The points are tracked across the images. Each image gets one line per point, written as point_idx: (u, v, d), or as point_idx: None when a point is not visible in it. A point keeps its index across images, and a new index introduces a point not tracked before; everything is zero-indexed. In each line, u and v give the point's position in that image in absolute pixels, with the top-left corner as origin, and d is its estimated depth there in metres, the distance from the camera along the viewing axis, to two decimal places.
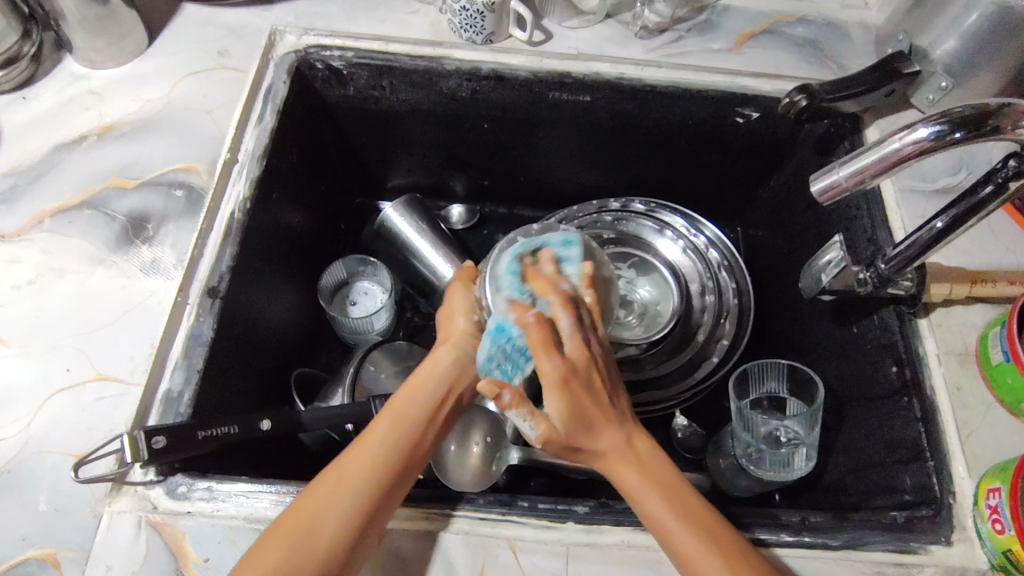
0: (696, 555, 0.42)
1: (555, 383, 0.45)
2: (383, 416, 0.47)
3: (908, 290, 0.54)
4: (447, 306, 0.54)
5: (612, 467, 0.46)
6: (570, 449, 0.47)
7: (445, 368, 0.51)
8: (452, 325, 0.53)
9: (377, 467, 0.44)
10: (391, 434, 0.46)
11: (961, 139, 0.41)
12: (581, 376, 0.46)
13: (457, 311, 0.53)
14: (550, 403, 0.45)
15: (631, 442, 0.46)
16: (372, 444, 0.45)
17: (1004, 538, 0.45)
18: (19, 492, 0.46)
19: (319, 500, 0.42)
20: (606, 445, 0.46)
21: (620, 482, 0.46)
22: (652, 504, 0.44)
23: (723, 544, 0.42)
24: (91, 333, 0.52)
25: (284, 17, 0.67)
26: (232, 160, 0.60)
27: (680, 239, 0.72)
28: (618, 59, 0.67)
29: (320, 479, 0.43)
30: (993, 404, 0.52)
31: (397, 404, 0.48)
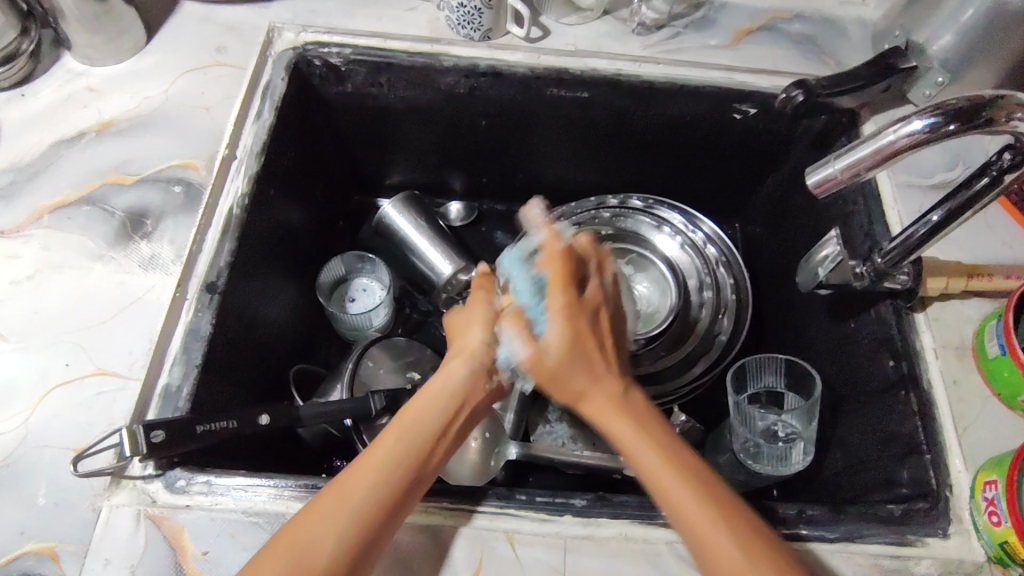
0: (686, 502, 0.41)
1: (561, 309, 0.46)
2: (386, 439, 0.43)
3: (905, 284, 0.54)
4: (467, 313, 0.50)
5: (605, 416, 0.45)
6: (561, 389, 0.46)
7: (456, 387, 0.46)
8: (468, 335, 0.49)
9: (376, 492, 0.41)
10: (393, 463, 0.42)
11: (955, 132, 0.41)
12: (586, 316, 0.47)
13: (476, 322, 0.49)
14: (552, 328, 0.46)
15: (625, 391, 0.46)
16: (373, 474, 0.42)
17: (1000, 530, 0.45)
18: (19, 486, 0.47)
19: (311, 533, 0.39)
20: (599, 392, 0.45)
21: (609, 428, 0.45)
22: (642, 453, 0.43)
23: (713, 492, 0.41)
24: (90, 328, 0.52)
25: (282, 15, 0.68)
26: (230, 156, 0.60)
27: (678, 236, 0.72)
28: (616, 55, 0.67)
29: (313, 509, 0.40)
30: (989, 398, 0.52)
31: (402, 426, 0.44)
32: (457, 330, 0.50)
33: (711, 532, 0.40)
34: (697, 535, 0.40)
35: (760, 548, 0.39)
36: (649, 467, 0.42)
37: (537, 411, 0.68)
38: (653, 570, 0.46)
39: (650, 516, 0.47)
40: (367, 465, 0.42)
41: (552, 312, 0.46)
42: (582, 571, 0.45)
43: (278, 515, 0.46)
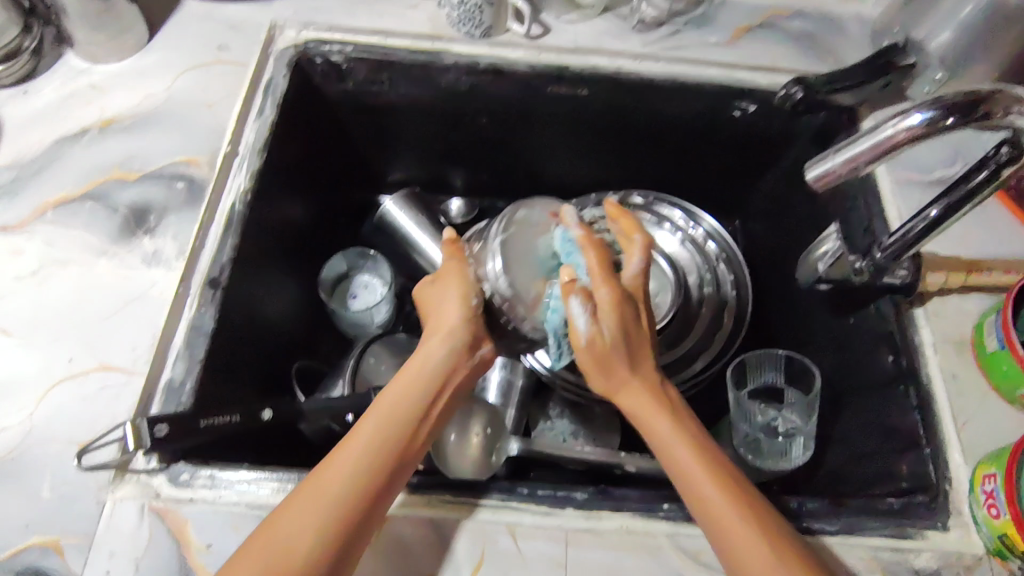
0: (722, 506, 0.42)
1: (615, 298, 0.47)
2: (364, 426, 0.44)
3: (904, 279, 0.54)
4: (443, 287, 0.51)
5: (643, 413, 0.47)
6: (606, 377, 0.48)
7: (431, 366, 0.47)
8: (442, 313, 0.50)
9: (355, 484, 0.41)
10: (372, 449, 0.43)
11: (952, 126, 0.41)
12: (632, 301, 0.49)
13: (452, 297, 0.49)
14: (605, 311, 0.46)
15: (660, 389, 0.48)
16: (350, 461, 0.42)
17: (999, 523, 0.45)
18: (23, 479, 0.47)
19: (291, 524, 0.40)
20: (639, 389, 0.48)
21: (652, 427, 0.47)
22: (682, 454, 0.45)
23: (747, 499, 0.43)
24: (93, 323, 0.52)
25: (284, 12, 0.68)
26: (232, 153, 0.60)
27: (678, 232, 0.72)
28: (616, 52, 0.67)
29: (293, 501, 0.41)
30: (988, 392, 0.52)
31: (379, 411, 0.45)
32: (435, 305, 0.51)
33: (746, 540, 0.41)
34: (730, 542, 0.41)
35: (792, 555, 0.41)
36: (686, 467, 0.44)
37: (539, 407, 0.69)
38: (654, 562, 0.46)
39: (651, 509, 0.48)
40: (346, 454, 0.42)
41: (604, 295, 0.47)
42: (584, 563, 0.46)
43: None
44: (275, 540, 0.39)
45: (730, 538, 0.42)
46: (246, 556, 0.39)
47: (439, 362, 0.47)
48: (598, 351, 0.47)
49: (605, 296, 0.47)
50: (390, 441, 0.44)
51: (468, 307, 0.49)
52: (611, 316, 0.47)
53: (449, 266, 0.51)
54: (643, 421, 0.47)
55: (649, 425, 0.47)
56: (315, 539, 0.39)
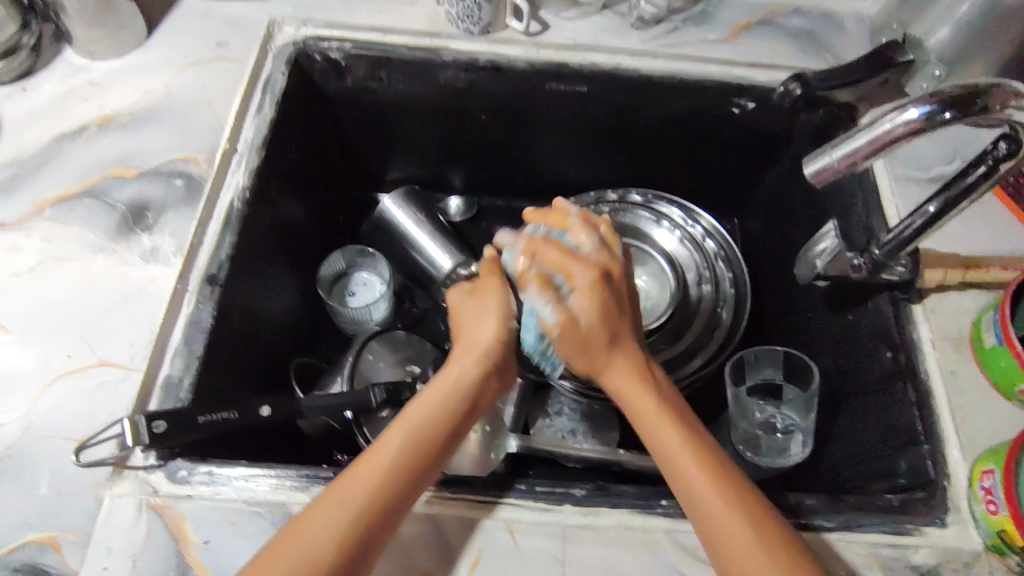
0: (703, 485, 0.43)
1: (584, 282, 0.49)
2: (393, 438, 0.44)
3: (903, 276, 0.55)
4: (482, 304, 0.54)
5: (629, 390, 0.49)
6: (586, 354, 0.50)
7: (462, 380, 0.49)
8: (476, 330, 0.52)
9: (372, 499, 0.41)
10: (400, 459, 0.43)
11: (951, 120, 0.41)
12: (608, 279, 0.51)
13: (488, 317, 0.52)
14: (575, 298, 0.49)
15: (646, 369, 0.50)
16: (379, 469, 0.42)
17: (998, 518, 0.45)
18: (21, 476, 0.47)
19: (316, 524, 0.40)
20: (624, 367, 0.49)
21: (634, 404, 0.48)
22: (667, 434, 0.46)
23: (729, 481, 0.43)
24: (91, 320, 0.52)
25: (283, 10, 0.68)
26: (230, 150, 0.60)
27: (677, 230, 0.73)
28: (615, 49, 0.67)
29: (318, 505, 0.41)
30: (987, 388, 0.52)
31: (409, 423, 0.45)
32: (467, 325, 0.53)
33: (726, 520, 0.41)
34: (709, 521, 0.42)
35: (778, 544, 0.40)
36: (670, 446, 0.45)
37: (540, 404, 0.69)
38: (653, 559, 0.46)
39: (649, 506, 0.48)
40: (365, 471, 0.42)
41: (575, 279, 0.50)
42: (582, 560, 0.46)
43: (279, 505, 0.46)
44: (300, 540, 0.39)
45: (709, 517, 0.42)
46: (269, 558, 0.39)
47: (472, 375, 0.49)
48: (574, 335, 0.49)
49: (579, 281, 0.50)
50: (420, 452, 0.44)
51: (502, 326, 0.52)
52: (581, 300, 0.49)
53: (484, 288, 0.55)
54: (631, 401, 0.48)
55: (636, 407, 0.48)
56: (340, 536, 0.39)
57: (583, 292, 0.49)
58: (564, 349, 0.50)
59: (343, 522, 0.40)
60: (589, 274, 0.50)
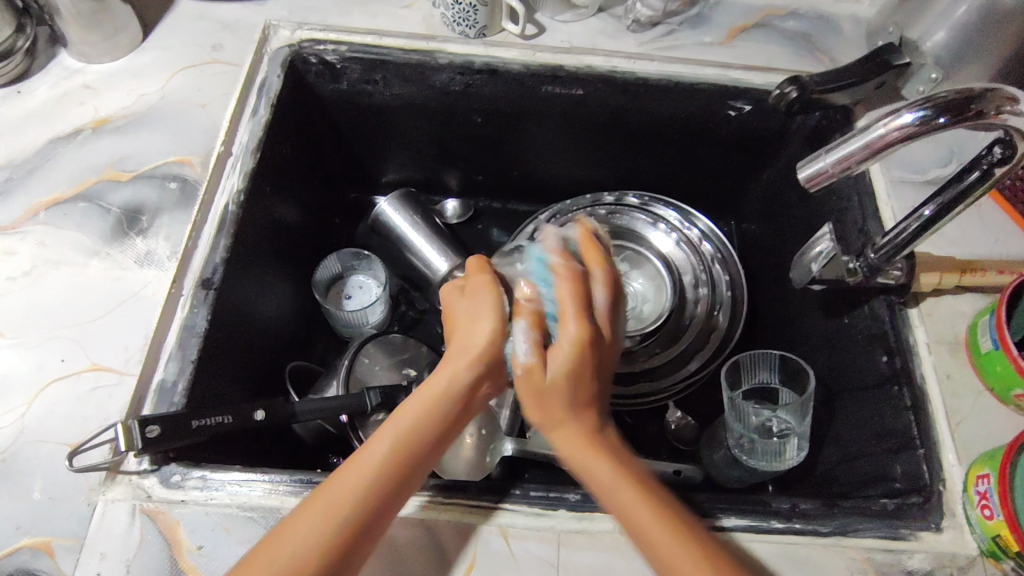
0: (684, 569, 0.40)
1: (574, 339, 0.45)
2: (375, 452, 0.42)
3: (899, 280, 0.54)
4: (468, 305, 0.48)
5: (586, 462, 0.45)
6: (546, 409, 0.46)
7: (449, 392, 0.45)
8: (468, 332, 0.47)
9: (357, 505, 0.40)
10: (381, 473, 0.42)
11: (945, 125, 0.41)
12: (597, 343, 0.47)
13: (480, 317, 0.47)
14: (555, 352, 0.46)
15: (597, 428, 0.46)
16: (355, 484, 0.41)
17: (993, 523, 0.45)
18: (14, 480, 0.47)
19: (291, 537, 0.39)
20: (577, 433, 0.46)
21: (588, 471, 0.44)
22: (630, 507, 0.42)
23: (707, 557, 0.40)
24: (86, 324, 0.52)
25: (278, 12, 0.68)
26: (226, 153, 0.60)
27: (673, 232, 0.72)
28: (611, 52, 0.67)
29: (298, 516, 0.40)
30: (983, 392, 0.52)
31: (391, 435, 0.43)
32: (460, 323, 0.48)
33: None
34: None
35: None
36: (639, 521, 0.42)
37: None
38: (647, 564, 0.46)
39: None
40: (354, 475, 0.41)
41: (567, 334, 0.45)
42: (576, 565, 0.46)
43: (272, 510, 0.46)
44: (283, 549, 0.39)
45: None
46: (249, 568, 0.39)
47: (461, 386, 0.45)
48: (538, 383, 0.46)
49: (566, 338, 0.45)
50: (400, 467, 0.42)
51: (497, 330, 0.46)
52: (561, 358, 0.45)
53: (477, 286, 0.48)
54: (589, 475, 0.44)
55: (597, 479, 0.44)
56: (315, 551, 0.39)
57: (569, 351, 0.45)
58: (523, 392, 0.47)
59: (319, 538, 0.39)
60: (576, 333, 0.45)
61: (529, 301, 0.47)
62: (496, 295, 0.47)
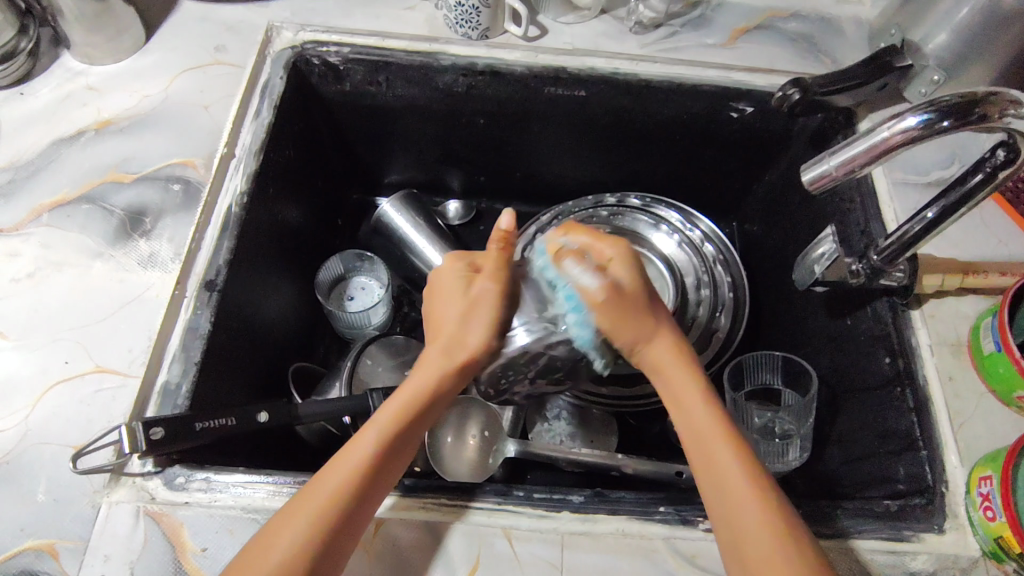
0: (736, 489, 0.41)
1: (624, 250, 0.49)
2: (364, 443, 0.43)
3: (901, 282, 0.54)
4: (469, 310, 0.48)
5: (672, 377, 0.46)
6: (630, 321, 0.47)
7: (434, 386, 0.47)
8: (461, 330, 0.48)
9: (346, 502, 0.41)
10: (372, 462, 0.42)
11: (949, 128, 0.41)
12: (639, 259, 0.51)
13: (480, 322, 0.48)
14: (615, 266, 0.48)
15: (684, 351, 0.47)
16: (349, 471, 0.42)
17: (995, 525, 0.45)
18: (18, 482, 0.47)
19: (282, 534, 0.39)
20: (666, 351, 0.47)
21: (672, 384, 0.46)
22: (705, 426, 0.44)
23: (761, 483, 0.41)
24: (90, 326, 0.52)
25: (281, 14, 0.68)
26: (229, 155, 0.60)
27: (675, 234, 0.72)
28: (613, 54, 0.67)
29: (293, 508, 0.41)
30: (985, 393, 0.52)
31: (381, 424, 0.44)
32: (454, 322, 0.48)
33: (748, 528, 0.40)
34: (729, 521, 0.41)
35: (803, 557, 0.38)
36: (710, 439, 0.43)
37: (536, 409, 0.67)
38: (650, 566, 0.46)
39: (646, 512, 0.48)
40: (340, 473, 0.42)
41: (613, 249, 0.49)
42: (580, 567, 0.46)
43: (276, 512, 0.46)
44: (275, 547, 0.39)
45: (733, 515, 0.41)
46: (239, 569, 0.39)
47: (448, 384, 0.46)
48: (618, 296, 0.47)
49: (615, 251, 0.49)
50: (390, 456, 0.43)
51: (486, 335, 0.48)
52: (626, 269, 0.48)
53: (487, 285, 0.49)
54: (672, 385, 0.46)
55: (678, 391, 0.46)
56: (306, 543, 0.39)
57: (627, 264, 0.49)
58: (605, 317, 0.47)
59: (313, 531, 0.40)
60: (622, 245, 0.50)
61: (559, 248, 0.51)
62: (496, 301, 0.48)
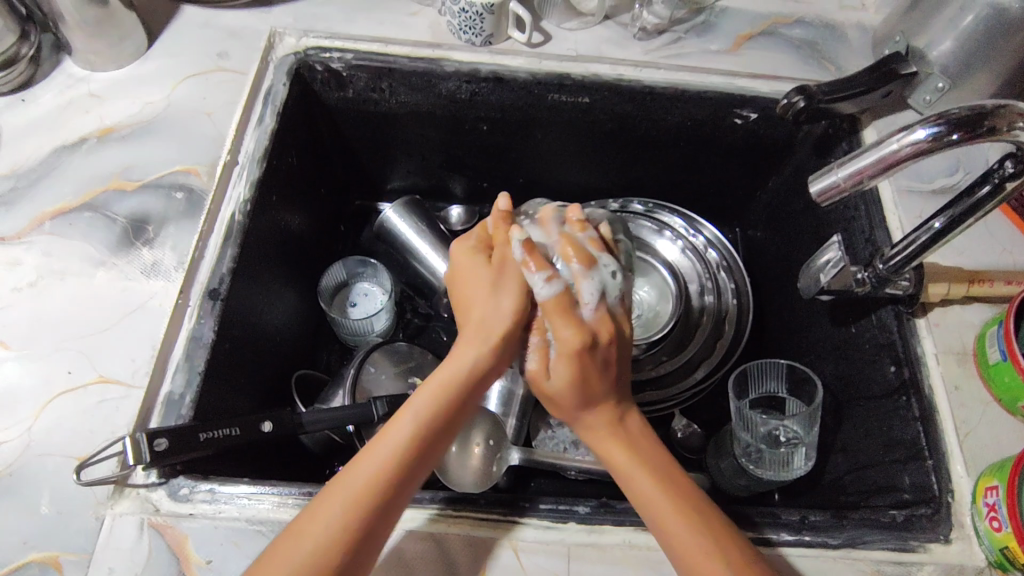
0: (669, 510, 0.44)
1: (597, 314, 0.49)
2: (396, 427, 0.43)
3: (907, 290, 0.54)
4: (498, 276, 0.51)
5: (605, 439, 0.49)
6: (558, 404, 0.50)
7: (473, 366, 0.47)
8: (495, 313, 0.49)
9: (376, 483, 0.41)
10: (402, 455, 0.42)
11: (958, 141, 0.41)
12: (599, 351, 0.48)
13: (502, 291, 0.50)
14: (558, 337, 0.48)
15: (618, 418, 0.49)
16: (387, 453, 0.42)
17: (1001, 536, 0.45)
18: (20, 494, 0.46)
19: (328, 505, 0.40)
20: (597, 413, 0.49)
21: (614, 457, 0.48)
22: (622, 461, 0.48)
23: (700, 520, 0.43)
24: (92, 335, 0.52)
25: (284, 19, 0.67)
26: (232, 162, 0.60)
27: (679, 240, 0.72)
28: (617, 60, 0.67)
29: (323, 498, 0.41)
30: (990, 403, 0.52)
31: (420, 405, 0.44)
32: (468, 302, 0.52)
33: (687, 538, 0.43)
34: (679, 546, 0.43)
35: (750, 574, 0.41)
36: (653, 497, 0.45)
37: (539, 416, 0.68)
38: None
39: None
40: (378, 454, 0.42)
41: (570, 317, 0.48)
42: None
43: (281, 525, 0.46)
44: (308, 533, 0.39)
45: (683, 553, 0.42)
46: (277, 553, 0.39)
47: (484, 363, 0.47)
48: (572, 311, 0.48)
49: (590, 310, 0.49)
50: (430, 440, 0.44)
51: (520, 307, 0.49)
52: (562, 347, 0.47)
53: (503, 262, 0.51)
54: (606, 447, 0.49)
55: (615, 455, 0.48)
56: (343, 531, 0.39)
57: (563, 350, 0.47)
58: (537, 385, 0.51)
59: (350, 518, 0.40)
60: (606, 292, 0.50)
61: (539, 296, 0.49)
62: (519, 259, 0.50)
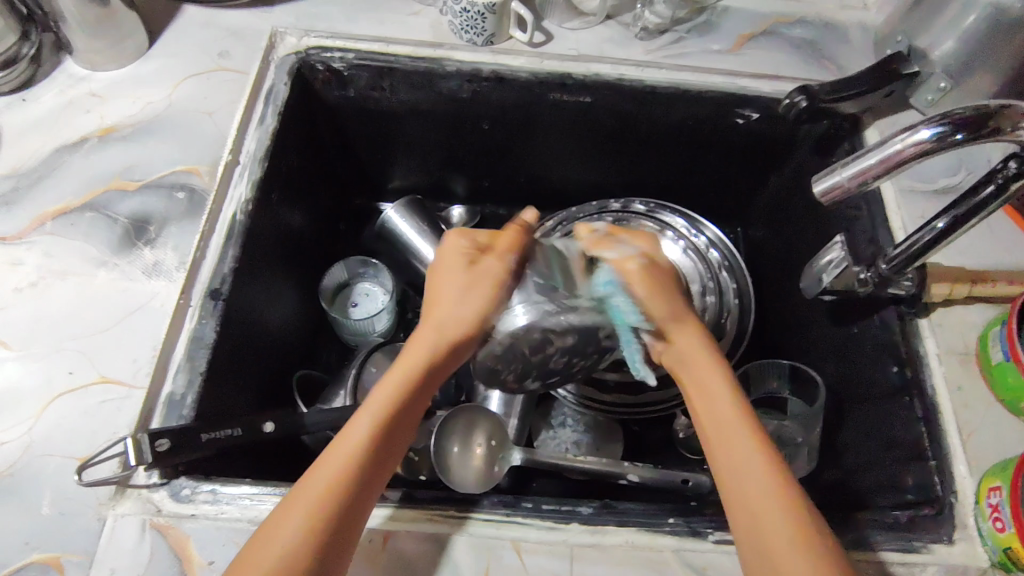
0: (753, 470, 0.40)
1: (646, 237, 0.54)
2: (353, 431, 0.42)
3: (909, 290, 0.54)
4: (468, 280, 0.48)
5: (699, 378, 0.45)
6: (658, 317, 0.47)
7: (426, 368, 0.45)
8: (455, 317, 0.47)
9: (336, 488, 0.40)
10: (359, 459, 0.41)
11: (962, 141, 0.41)
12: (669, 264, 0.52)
13: (465, 294, 0.47)
14: (633, 241, 0.51)
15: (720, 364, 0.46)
16: (345, 454, 0.41)
17: (1004, 536, 0.45)
18: (21, 495, 0.46)
19: (291, 511, 0.39)
20: (694, 341, 0.47)
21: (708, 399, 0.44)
22: (721, 405, 0.43)
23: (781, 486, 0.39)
24: (94, 336, 0.52)
25: (285, 19, 0.67)
26: (233, 162, 0.60)
27: (681, 241, 0.71)
28: (618, 60, 0.67)
29: (286, 504, 0.39)
30: (993, 404, 0.52)
31: (373, 409, 0.43)
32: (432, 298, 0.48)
33: (762, 501, 0.39)
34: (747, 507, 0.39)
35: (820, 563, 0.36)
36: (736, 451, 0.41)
37: (542, 416, 0.69)
38: None
39: (655, 524, 0.47)
40: (335, 458, 0.41)
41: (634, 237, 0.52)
42: None
43: None
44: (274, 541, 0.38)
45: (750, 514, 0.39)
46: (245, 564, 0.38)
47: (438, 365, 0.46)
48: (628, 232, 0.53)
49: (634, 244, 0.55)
50: (385, 444, 0.42)
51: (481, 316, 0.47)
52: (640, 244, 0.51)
53: (477, 267, 0.48)
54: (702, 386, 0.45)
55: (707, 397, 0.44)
56: (305, 538, 0.38)
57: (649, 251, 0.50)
58: (641, 287, 0.47)
59: (311, 523, 0.38)
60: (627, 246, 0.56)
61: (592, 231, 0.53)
62: (502, 277, 0.48)
